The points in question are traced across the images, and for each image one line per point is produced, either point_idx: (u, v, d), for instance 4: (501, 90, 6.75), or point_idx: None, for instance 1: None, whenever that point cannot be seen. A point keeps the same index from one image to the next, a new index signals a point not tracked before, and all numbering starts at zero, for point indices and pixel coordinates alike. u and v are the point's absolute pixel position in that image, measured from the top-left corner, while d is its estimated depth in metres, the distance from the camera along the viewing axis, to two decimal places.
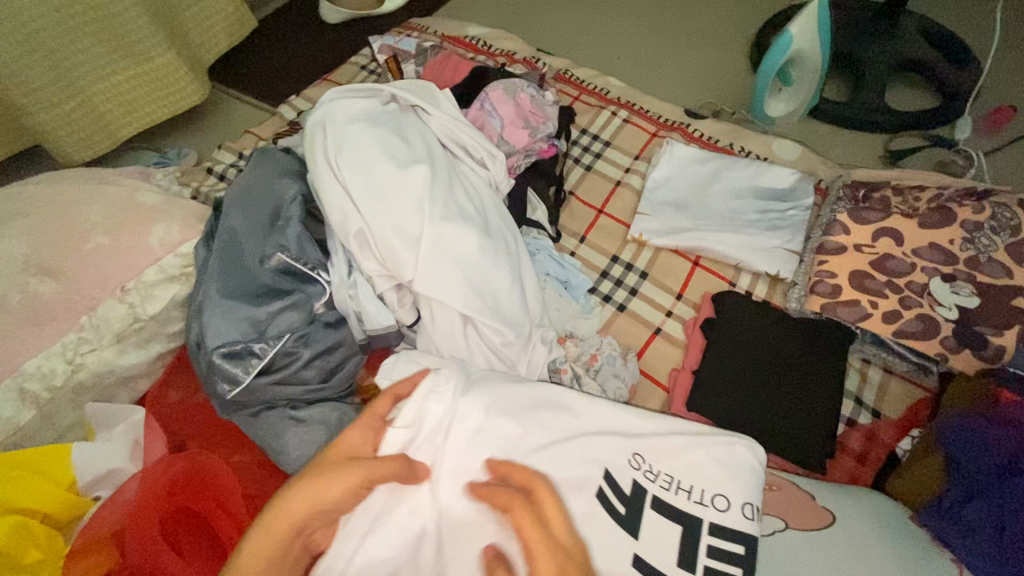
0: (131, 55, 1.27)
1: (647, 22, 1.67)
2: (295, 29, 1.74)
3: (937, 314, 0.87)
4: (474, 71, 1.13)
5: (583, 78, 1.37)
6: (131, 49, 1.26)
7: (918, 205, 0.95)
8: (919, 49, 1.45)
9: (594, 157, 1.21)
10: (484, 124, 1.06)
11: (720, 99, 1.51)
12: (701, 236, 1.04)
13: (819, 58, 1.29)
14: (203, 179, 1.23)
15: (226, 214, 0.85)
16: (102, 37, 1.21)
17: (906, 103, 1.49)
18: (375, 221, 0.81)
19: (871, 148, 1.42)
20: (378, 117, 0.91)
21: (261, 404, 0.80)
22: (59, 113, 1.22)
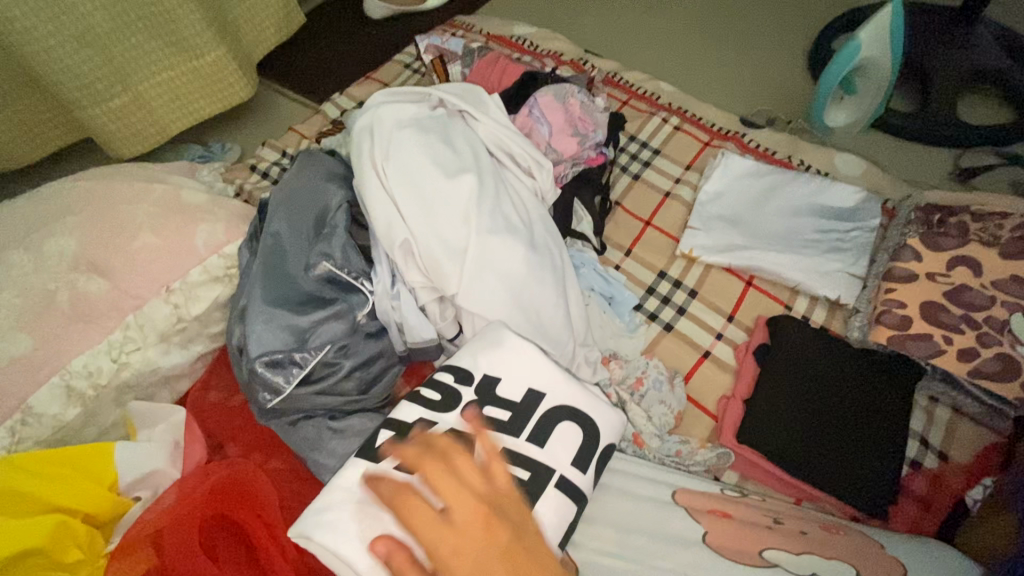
0: (184, 49, 1.27)
1: (699, 23, 1.61)
2: (340, 24, 1.73)
3: (1018, 354, 0.80)
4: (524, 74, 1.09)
5: (632, 83, 1.33)
6: (183, 44, 1.26)
7: (1001, 233, 0.87)
8: (994, 59, 1.35)
9: (642, 166, 1.17)
10: (531, 131, 1.02)
11: (774, 106, 1.44)
12: (758, 255, 0.98)
13: (888, 66, 1.21)
14: (246, 176, 1.24)
15: (271, 218, 0.84)
16: (156, 31, 1.22)
17: (977, 115, 1.39)
18: (420, 232, 0.79)
19: (938, 164, 1.33)
20: (426, 123, 0.89)
21: (299, 414, 0.79)
22: (110, 107, 1.23)
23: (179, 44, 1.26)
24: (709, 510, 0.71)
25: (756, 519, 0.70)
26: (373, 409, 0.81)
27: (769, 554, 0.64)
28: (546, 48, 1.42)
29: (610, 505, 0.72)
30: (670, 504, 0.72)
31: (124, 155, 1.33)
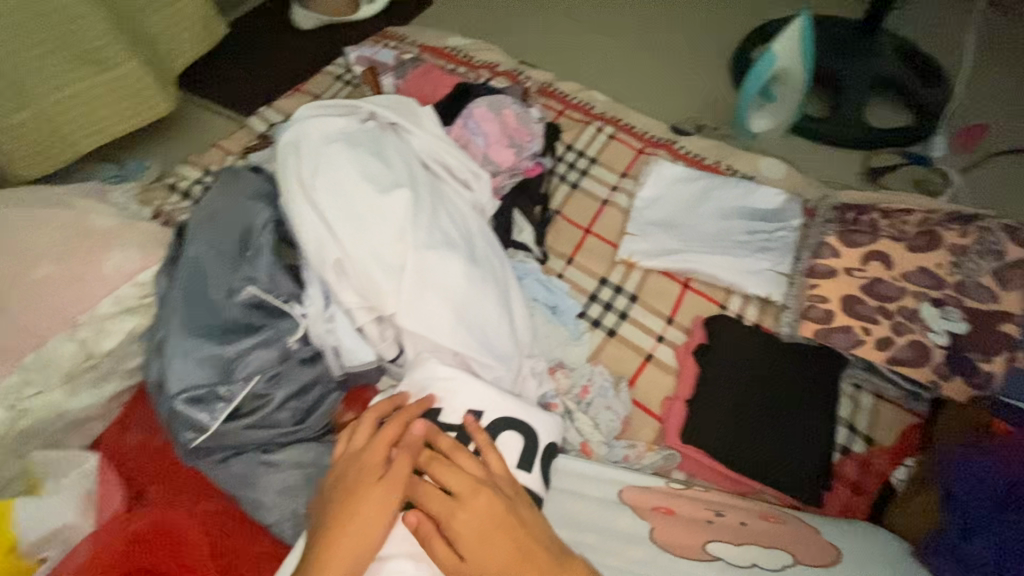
0: (91, 61, 1.18)
1: (629, 34, 1.66)
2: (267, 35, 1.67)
3: (927, 340, 0.87)
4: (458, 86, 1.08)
5: (567, 93, 1.35)
6: (90, 56, 1.17)
7: (906, 229, 0.94)
8: (893, 68, 1.47)
9: (580, 174, 1.19)
10: (467, 143, 1.01)
11: (703, 113, 1.50)
12: (692, 258, 1.02)
13: (802, 76, 1.29)
14: (166, 197, 1.16)
15: (190, 243, 0.78)
16: (57, 41, 1.13)
17: (882, 119, 1.51)
18: (353, 250, 0.76)
19: (850, 165, 1.43)
20: (356, 137, 0.86)
21: (229, 450, 0.74)
22: (6, 125, 1.12)
23: (84, 55, 1.17)
24: (655, 507, 0.72)
25: (700, 515, 0.72)
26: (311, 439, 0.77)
27: (713, 547, 0.66)
28: (481, 59, 1.42)
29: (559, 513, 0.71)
30: (618, 506, 0.72)
31: (27, 178, 1.21)
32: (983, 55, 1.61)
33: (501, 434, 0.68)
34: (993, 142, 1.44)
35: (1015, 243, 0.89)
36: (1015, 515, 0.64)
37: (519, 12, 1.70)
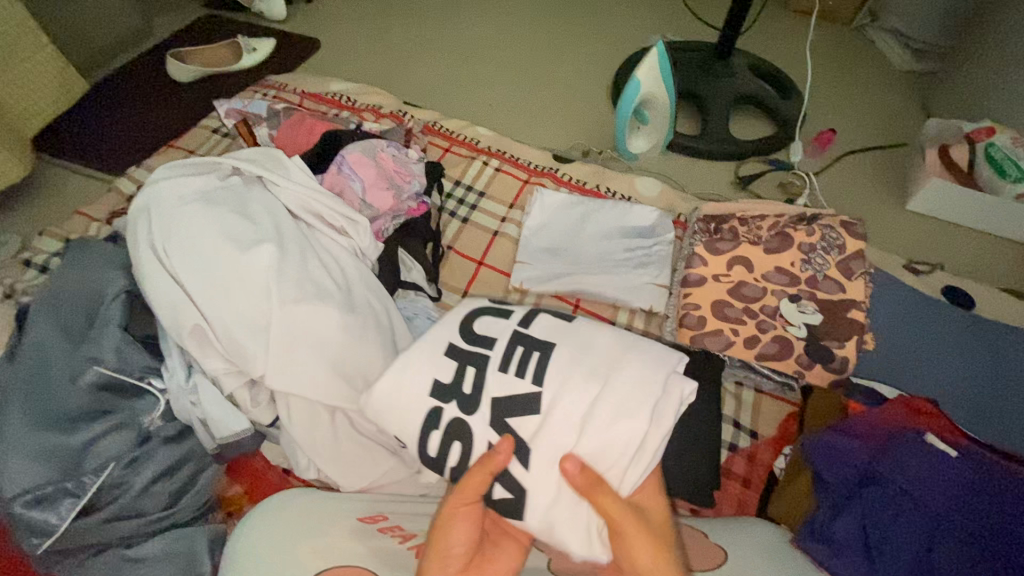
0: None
1: (511, 70, 1.74)
2: (149, 100, 1.65)
3: (789, 334, 0.94)
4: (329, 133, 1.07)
5: (452, 130, 1.39)
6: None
7: (761, 234, 1.02)
8: (750, 84, 1.62)
9: (469, 209, 1.21)
10: (343, 189, 1.00)
11: (587, 138, 1.58)
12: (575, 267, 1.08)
13: (666, 99, 1.40)
14: (19, 274, 1.06)
15: (30, 328, 0.73)
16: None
17: (747, 131, 1.65)
18: (213, 314, 0.74)
19: (723, 176, 1.54)
20: (215, 196, 0.84)
21: (87, 550, 0.67)
22: None
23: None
24: None
25: None
26: (184, 523, 0.71)
27: None
28: (364, 102, 1.43)
29: None
30: None
31: None
32: (824, 69, 1.81)
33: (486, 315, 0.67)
34: (841, 144, 1.61)
35: (851, 237, 0.99)
36: (875, 488, 0.70)
37: (404, 62, 1.77)
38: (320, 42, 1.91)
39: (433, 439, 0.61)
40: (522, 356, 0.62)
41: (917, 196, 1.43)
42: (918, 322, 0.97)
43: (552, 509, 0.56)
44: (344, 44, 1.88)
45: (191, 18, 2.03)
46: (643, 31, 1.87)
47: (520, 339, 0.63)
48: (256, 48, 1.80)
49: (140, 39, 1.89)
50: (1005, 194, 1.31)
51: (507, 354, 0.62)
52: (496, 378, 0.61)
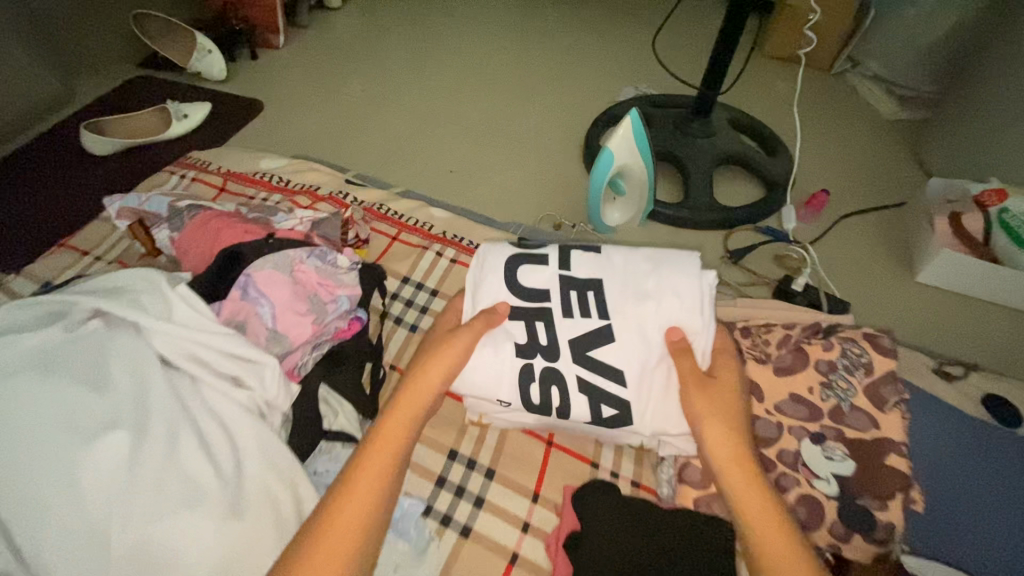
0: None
1: (473, 134, 1.59)
2: (59, 181, 1.46)
3: (815, 490, 0.74)
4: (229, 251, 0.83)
5: (401, 212, 1.20)
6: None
7: (769, 349, 0.83)
8: (734, 144, 1.47)
9: (420, 312, 1.02)
10: (248, 320, 0.78)
11: (559, 209, 1.41)
12: (599, 266, 0.81)
13: (644, 170, 1.23)
14: None
15: None
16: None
17: (734, 195, 1.49)
18: (32, 551, 0.54)
19: (712, 248, 1.37)
20: (56, 363, 0.63)
21: None
22: None
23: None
24: None
25: None
26: None
27: None
28: (300, 181, 1.24)
29: None
30: None
31: None
32: (813, 123, 1.68)
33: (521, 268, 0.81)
34: (836, 207, 1.46)
35: (880, 354, 0.80)
36: None
37: (355, 130, 1.61)
38: (264, 104, 1.73)
39: (533, 389, 0.77)
40: (578, 298, 0.79)
41: (927, 269, 1.27)
42: (952, 461, 0.81)
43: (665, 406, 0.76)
44: (291, 108, 1.71)
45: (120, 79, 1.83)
46: (616, 85, 1.73)
47: (565, 282, 0.80)
48: (187, 114, 1.61)
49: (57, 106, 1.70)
50: None
51: (565, 301, 0.79)
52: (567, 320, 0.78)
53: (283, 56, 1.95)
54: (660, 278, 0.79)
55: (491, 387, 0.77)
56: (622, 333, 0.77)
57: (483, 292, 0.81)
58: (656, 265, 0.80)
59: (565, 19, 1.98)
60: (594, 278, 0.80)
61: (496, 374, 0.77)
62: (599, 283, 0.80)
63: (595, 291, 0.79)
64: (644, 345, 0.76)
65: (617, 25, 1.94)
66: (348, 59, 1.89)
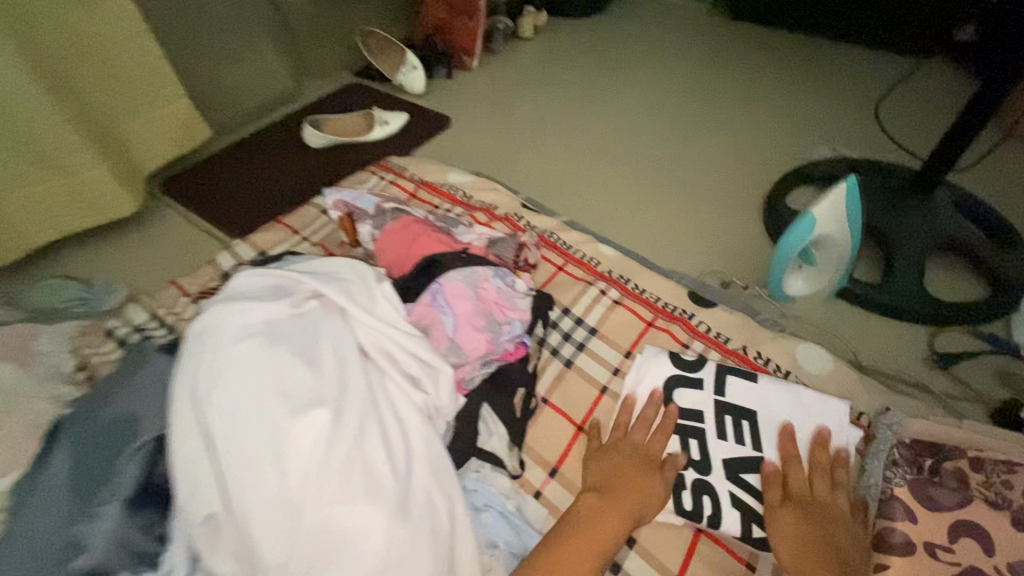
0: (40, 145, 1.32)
1: (645, 176, 1.56)
2: (280, 164, 1.73)
3: None
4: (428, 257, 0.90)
5: (570, 243, 1.20)
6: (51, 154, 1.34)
7: (1008, 492, 0.69)
8: (957, 229, 1.26)
9: (576, 349, 1.00)
10: (432, 326, 0.83)
11: (728, 266, 1.32)
12: (755, 399, 0.84)
13: (847, 243, 1.10)
14: (100, 344, 1.02)
15: (47, 472, 0.64)
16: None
17: (944, 285, 1.27)
18: (239, 501, 0.59)
19: (909, 343, 1.17)
20: (281, 332, 0.70)
21: None
22: None
23: (32, 144, 1.32)
24: None
25: None
26: None
27: None
28: (480, 198, 1.30)
29: None
30: None
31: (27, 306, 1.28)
32: None
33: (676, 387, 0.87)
34: None
35: None
36: None
37: (530, 155, 1.67)
38: (451, 120, 1.87)
39: (684, 495, 0.78)
40: (733, 424, 0.83)
41: None
42: None
43: None
44: (474, 127, 1.83)
45: (337, 84, 2.10)
46: (810, 144, 1.60)
47: (726, 409, 0.84)
48: (387, 122, 1.80)
49: (287, 100, 1.99)
50: None
51: (720, 424, 0.83)
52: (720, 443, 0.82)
53: (474, 78, 2.10)
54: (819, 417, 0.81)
55: None
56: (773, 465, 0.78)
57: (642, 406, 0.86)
58: (804, 405, 0.83)
59: (757, 73, 1.90)
60: (747, 408, 0.84)
61: None
62: (751, 414, 0.83)
63: (749, 421, 0.83)
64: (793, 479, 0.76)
65: (817, 85, 1.81)
66: (532, 88, 1.98)
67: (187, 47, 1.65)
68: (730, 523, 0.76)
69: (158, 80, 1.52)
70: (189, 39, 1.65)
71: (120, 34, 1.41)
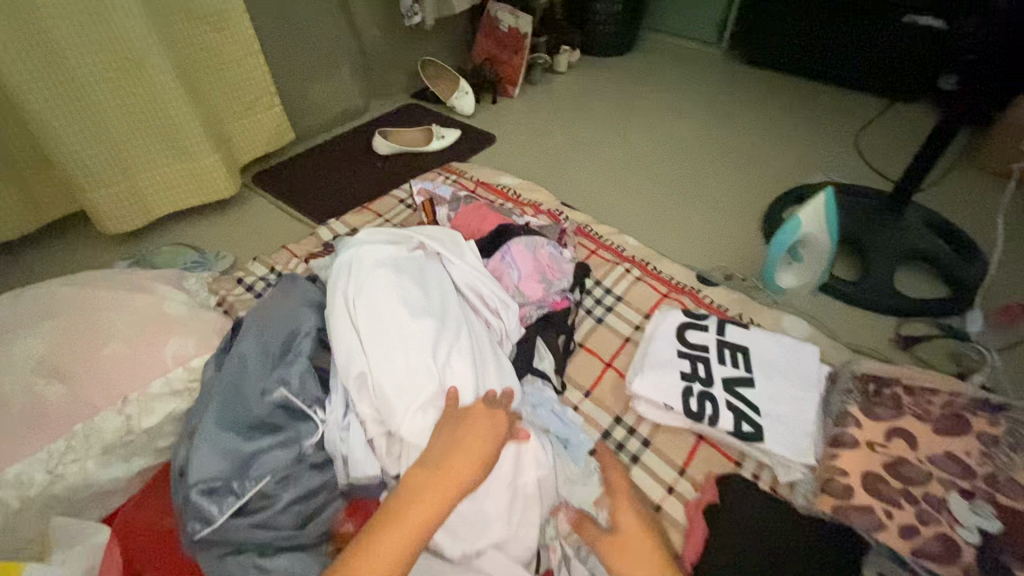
0: (178, 134, 1.62)
1: (663, 190, 1.84)
2: (352, 166, 2.04)
3: (958, 535, 0.80)
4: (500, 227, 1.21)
5: (602, 235, 1.47)
6: (184, 141, 1.64)
7: (930, 409, 0.94)
8: (923, 240, 1.52)
9: (605, 310, 1.26)
10: (502, 276, 1.12)
11: (731, 263, 1.58)
12: (747, 339, 1.07)
13: (827, 243, 1.36)
14: (231, 288, 1.30)
15: (240, 339, 0.89)
16: (147, 110, 1.56)
17: (913, 287, 1.52)
18: (377, 364, 0.84)
19: (880, 329, 1.42)
20: (403, 265, 0.98)
21: (228, 547, 0.76)
22: (110, 195, 1.58)
23: (171, 134, 1.62)
24: None
25: None
26: (308, 546, 0.79)
27: None
28: (528, 197, 1.59)
29: None
30: None
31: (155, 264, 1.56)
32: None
33: (686, 327, 1.10)
34: None
35: None
36: None
37: (564, 169, 1.96)
38: (497, 138, 2.18)
39: (692, 399, 0.99)
40: (730, 355, 1.05)
41: None
42: None
43: (791, 444, 0.93)
44: (517, 144, 2.13)
45: (398, 105, 2.44)
46: (805, 170, 1.88)
47: (726, 345, 1.07)
48: (444, 136, 2.11)
49: (355, 116, 2.33)
50: None
51: (721, 354, 1.06)
52: (720, 366, 1.04)
53: (515, 104, 2.42)
54: (797, 355, 1.04)
55: (661, 386, 1.01)
56: (760, 383, 1.00)
57: (658, 340, 1.09)
58: (786, 346, 1.06)
59: (762, 110, 2.20)
60: (741, 344, 1.07)
61: (665, 384, 1.01)
62: (745, 349, 1.06)
63: (742, 353, 1.05)
64: (775, 395, 0.99)
65: (813, 122, 2.11)
66: (566, 115, 2.29)
67: (282, 61, 1.96)
68: (726, 421, 0.96)
69: (262, 89, 1.85)
70: (284, 53, 1.95)
71: (240, 50, 1.74)
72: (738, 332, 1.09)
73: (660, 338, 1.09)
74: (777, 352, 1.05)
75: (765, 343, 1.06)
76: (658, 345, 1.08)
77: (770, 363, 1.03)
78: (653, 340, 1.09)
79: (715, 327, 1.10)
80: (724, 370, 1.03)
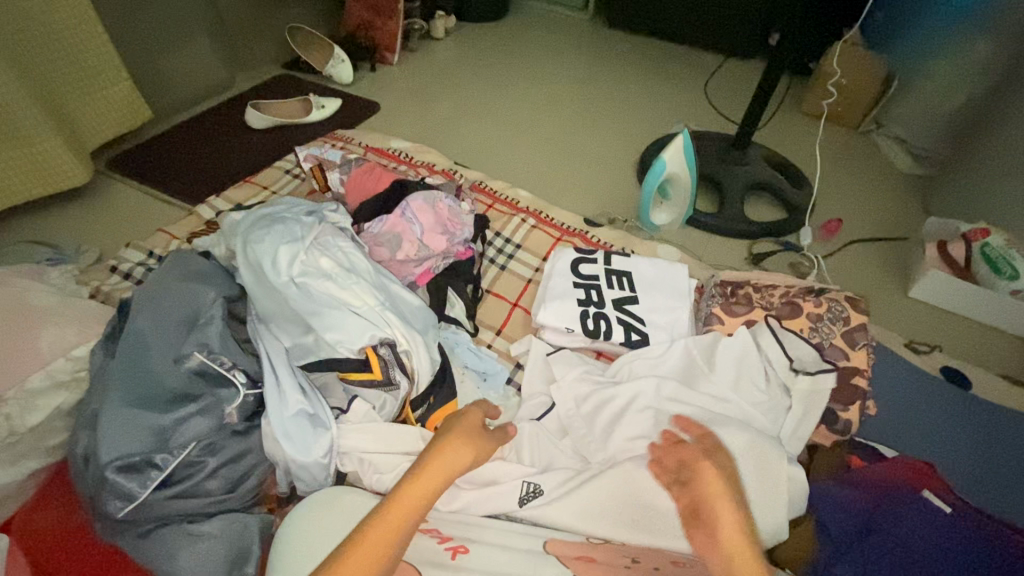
0: (5, 114, 1.40)
1: (547, 146, 1.96)
2: (226, 142, 1.90)
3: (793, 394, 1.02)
4: (397, 185, 1.24)
5: (496, 189, 1.54)
6: (15, 123, 1.42)
7: (773, 301, 1.13)
8: (765, 173, 1.77)
9: (507, 258, 1.33)
10: (404, 232, 1.15)
11: (613, 208, 1.74)
12: (629, 266, 1.21)
13: (688, 179, 1.54)
14: (105, 278, 1.19)
15: (135, 314, 0.84)
16: None
17: (761, 214, 1.80)
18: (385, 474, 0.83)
19: (739, 251, 1.66)
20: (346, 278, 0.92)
21: (152, 523, 0.75)
22: None
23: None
24: (578, 556, 0.74)
25: (619, 560, 0.74)
26: (239, 508, 0.80)
27: None
28: (421, 159, 1.61)
29: (494, 556, 0.72)
30: (542, 553, 0.74)
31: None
32: (837, 163, 1.95)
33: (577, 259, 1.22)
34: (850, 231, 1.73)
35: (855, 311, 1.10)
36: (878, 535, 0.74)
37: (453, 132, 1.99)
38: (381, 105, 2.15)
39: (589, 321, 1.12)
40: (617, 280, 1.19)
41: (918, 285, 1.51)
42: (908, 399, 1.07)
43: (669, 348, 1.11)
44: (401, 111, 2.11)
45: (268, 76, 2.29)
46: (669, 121, 2.09)
47: (615, 273, 1.20)
48: (324, 106, 2.02)
49: (219, 90, 2.14)
50: (1001, 288, 1.40)
51: (609, 281, 1.19)
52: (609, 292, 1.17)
53: (395, 70, 2.38)
54: (671, 272, 1.19)
55: (559, 315, 1.13)
56: (645, 300, 1.16)
57: (554, 276, 1.19)
58: (661, 268, 1.20)
59: (628, 69, 2.40)
60: (624, 270, 1.20)
61: (564, 312, 1.13)
62: (629, 274, 1.20)
63: (627, 279, 1.19)
64: (658, 313, 1.14)
65: (672, 78, 2.34)
66: (449, 81, 2.31)
67: (125, 29, 1.76)
68: (618, 335, 1.11)
69: (105, 61, 1.64)
70: (125, 19, 1.74)
71: (71, 17, 1.53)
72: (623, 261, 1.21)
73: (556, 273, 1.20)
74: (656, 275, 1.20)
75: (645, 265, 1.21)
76: (553, 278, 1.19)
77: (648, 283, 1.18)
78: (549, 275, 1.21)
79: (605, 258, 1.22)
80: (614, 295, 1.16)
